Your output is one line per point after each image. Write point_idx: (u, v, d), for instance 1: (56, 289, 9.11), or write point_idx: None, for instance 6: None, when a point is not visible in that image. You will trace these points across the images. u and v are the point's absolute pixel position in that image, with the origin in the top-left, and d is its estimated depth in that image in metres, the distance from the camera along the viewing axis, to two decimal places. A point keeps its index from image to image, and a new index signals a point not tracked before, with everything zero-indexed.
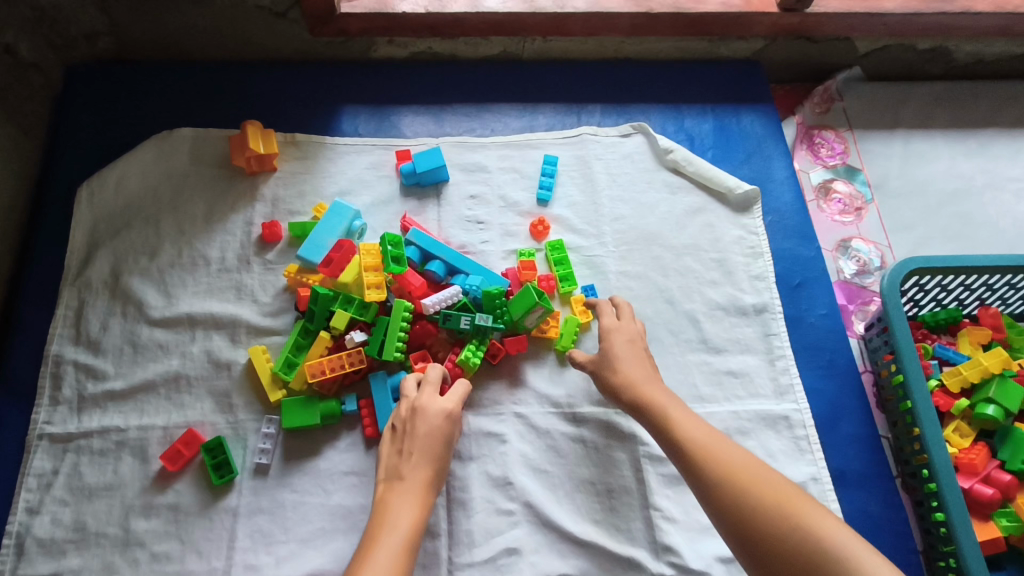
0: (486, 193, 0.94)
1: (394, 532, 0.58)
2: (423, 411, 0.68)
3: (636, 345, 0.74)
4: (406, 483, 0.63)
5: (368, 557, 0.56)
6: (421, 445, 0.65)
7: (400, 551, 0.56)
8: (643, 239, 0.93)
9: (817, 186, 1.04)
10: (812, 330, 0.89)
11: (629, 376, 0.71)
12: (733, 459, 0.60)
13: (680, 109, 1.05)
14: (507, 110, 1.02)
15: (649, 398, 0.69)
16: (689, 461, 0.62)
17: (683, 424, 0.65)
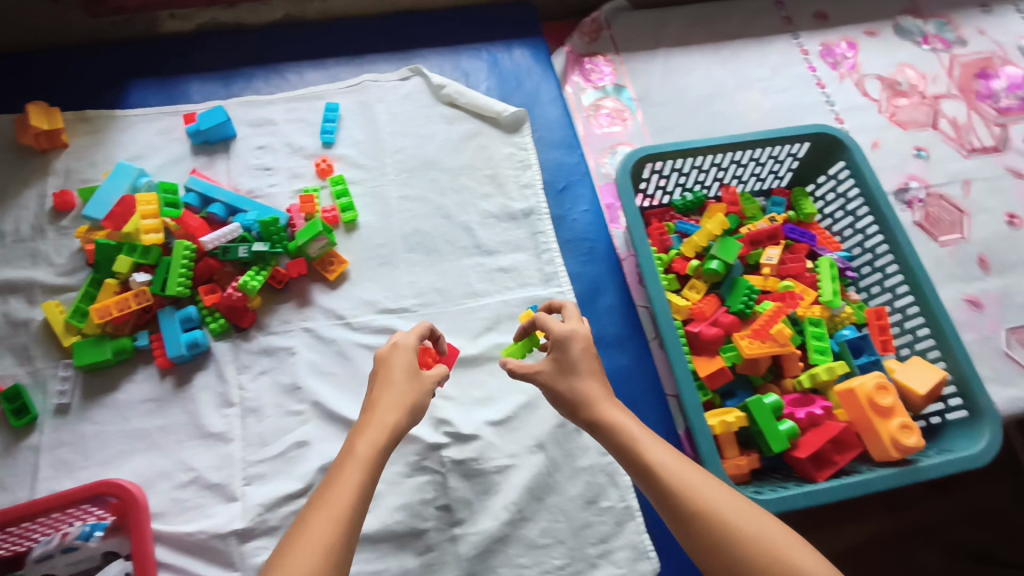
0: (274, 143, 1.02)
1: (358, 457, 0.59)
2: (397, 348, 0.68)
3: (588, 350, 0.69)
4: (376, 418, 0.63)
5: (334, 484, 0.56)
6: (395, 381, 0.66)
7: (362, 478, 0.57)
8: (421, 165, 1.02)
9: (588, 105, 1.16)
10: (574, 226, 1.00)
11: (581, 392, 0.66)
12: (711, 490, 0.58)
13: (457, 50, 1.14)
14: (294, 67, 1.10)
15: (609, 421, 0.64)
16: (664, 490, 0.59)
17: (654, 449, 0.61)
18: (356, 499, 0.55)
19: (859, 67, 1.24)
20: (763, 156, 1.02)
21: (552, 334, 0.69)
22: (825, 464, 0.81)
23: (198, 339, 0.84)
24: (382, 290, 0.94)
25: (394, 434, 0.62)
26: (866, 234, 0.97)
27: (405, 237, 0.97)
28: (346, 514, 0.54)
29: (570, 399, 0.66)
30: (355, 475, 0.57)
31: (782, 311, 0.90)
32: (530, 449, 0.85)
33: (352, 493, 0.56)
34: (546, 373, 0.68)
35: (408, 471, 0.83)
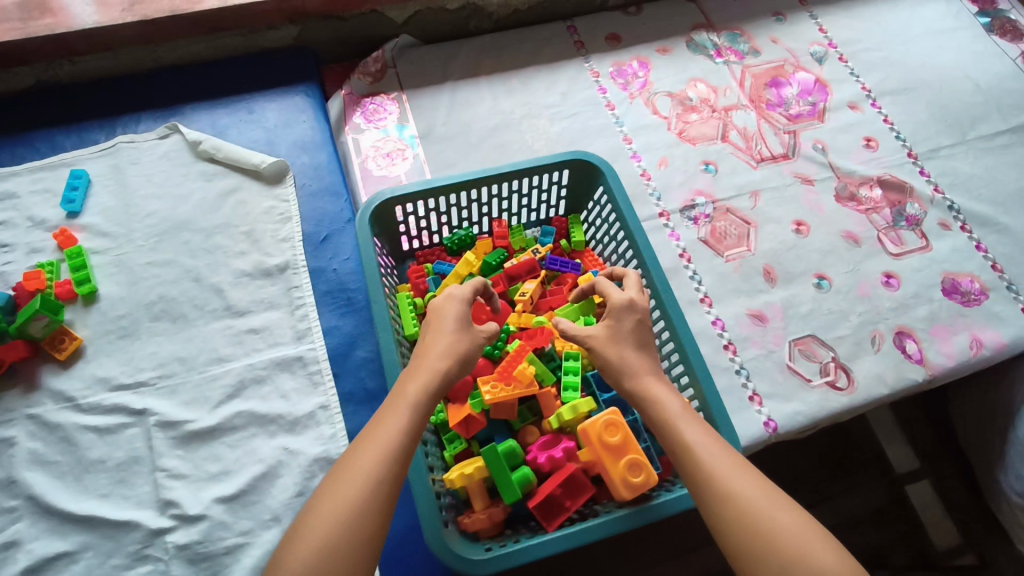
0: (14, 218, 0.97)
1: (408, 397, 0.67)
2: (453, 299, 0.77)
3: (638, 323, 0.77)
4: (425, 366, 0.71)
5: (381, 422, 0.65)
6: (449, 330, 0.74)
7: (410, 416, 0.66)
8: (173, 227, 0.99)
9: (366, 146, 1.11)
10: (334, 276, 0.97)
11: (631, 364, 0.74)
12: (721, 457, 0.65)
13: (216, 104, 1.11)
14: (45, 135, 1.06)
15: (648, 392, 0.72)
16: (689, 456, 0.66)
17: (684, 422, 0.69)
18: (396, 438, 0.64)
19: (650, 85, 1.24)
20: (524, 187, 1.00)
21: (613, 304, 0.78)
22: (558, 510, 0.77)
23: None
24: (118, 364, 0.88)
25: (443, 379, 0.70)
26: (626, 259, 0.96)
27: (150, 305, 0.93)
28: (388, 451, 0.63)
29: (611, 368, 0.75)
30: (394, 419, 0.65)
31: (527, 349, 0.86)
32: (265, 524, 0.80)
33: (393, 431, 0.64)
34: (600, 338, 0.76)
35: (127, 563, 0.77)
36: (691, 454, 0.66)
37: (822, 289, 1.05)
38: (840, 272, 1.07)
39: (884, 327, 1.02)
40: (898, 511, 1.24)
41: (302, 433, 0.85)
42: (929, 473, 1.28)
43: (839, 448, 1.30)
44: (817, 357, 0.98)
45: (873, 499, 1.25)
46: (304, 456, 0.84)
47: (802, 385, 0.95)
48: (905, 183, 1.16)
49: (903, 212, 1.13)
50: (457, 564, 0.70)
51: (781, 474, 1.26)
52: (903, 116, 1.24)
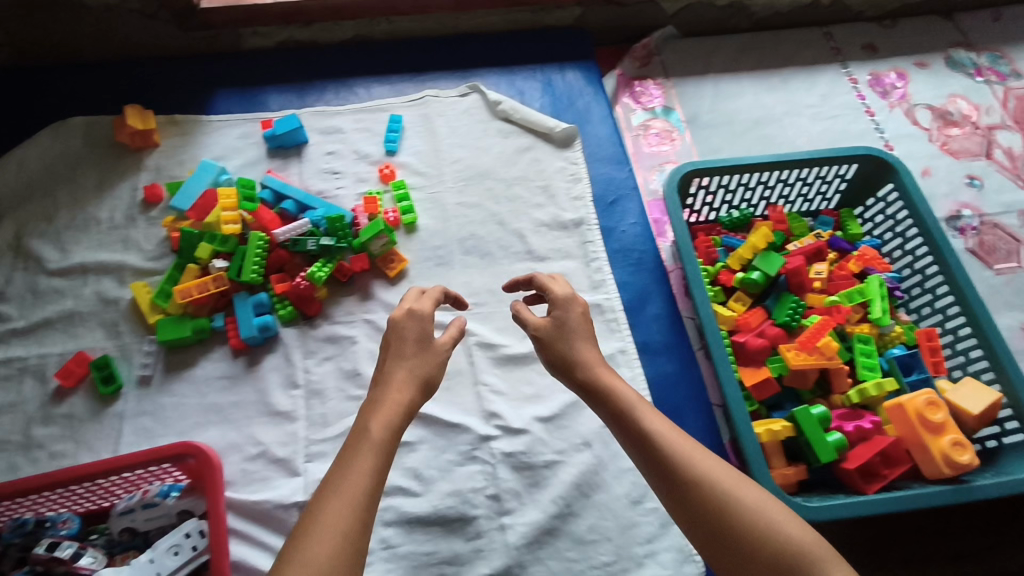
0: (342, 149, 1.09)
1: (373, 436, 0.62)
2: (413, 316, 0.72)
3: (586, 317, 0.76)
4: (388, 399, 0.66)
5: (348, 463, 0.60)
6: (408, 356, 0.70)
7: (382, 452, 0.62)
8: (478, 175, 1.08)
9: (637, 125, 1.20)
10: (623, 236, 1.05)
11: (584, 359, 0.72)
12: (686, 444, 0.64)
13: (513, 70, 1.20)
14: (362, 82, 1.17)
15: (606, 383, 0.70)
16: (650, 448, 0.65)
17: (644, 411, 0.67)
18: (371, 472, 0.60)
19: (909, 97, 1.25)
20: (810, 176, 1.05)
21: (560, 304, 0.76)
22: (873, 477, 0.82)
23: (268, 323, 0.91)
24: (438, 288, 0.98)
25: (406, 411, 0.66)
26: (916, 255, 0.98)
27: (461, 240, 1.03)
28: (372, 482, 0.60)
29: (562, 357, 0.73)
30: (373, 455, 0.61)
31: (829, 324, 0.91)
32: (577, 446, 0.88)
33: (367, 468, 0.60)
34: (566, 331, 0.74)
35: (460, 460, 0.87)
36: (646, 436, 0.65)
37: None
38: None
39: None
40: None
41: None
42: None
43: None
44: None
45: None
46: None
47: None
48: None
49: None
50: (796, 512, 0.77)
51: None
52: None
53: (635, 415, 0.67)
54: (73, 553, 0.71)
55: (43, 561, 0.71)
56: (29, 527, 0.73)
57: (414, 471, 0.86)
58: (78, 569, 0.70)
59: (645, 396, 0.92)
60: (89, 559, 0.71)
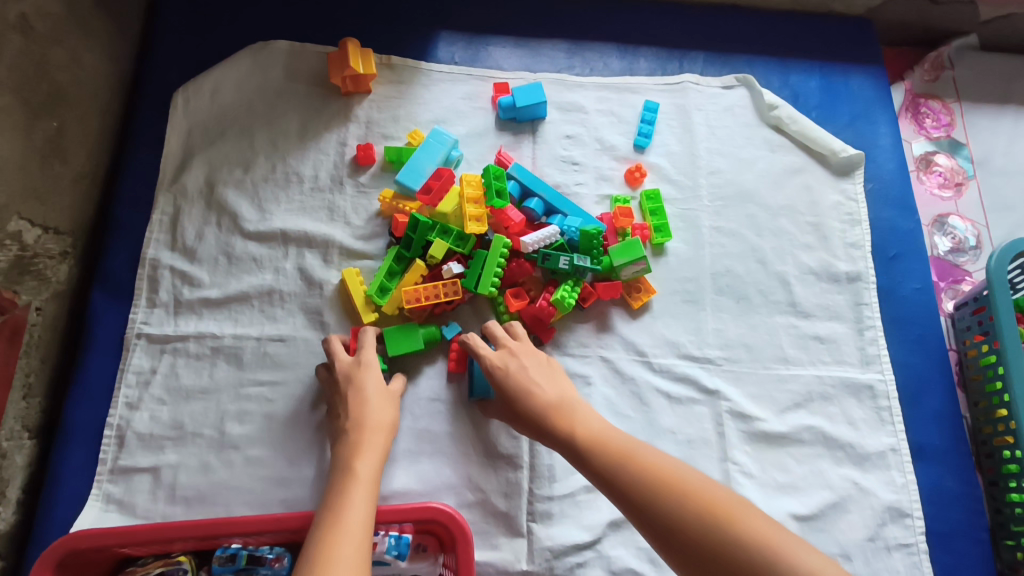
0: (582, 135, 0.92)
1: (358, 476, 0.59)
2: (368, 364, 0.70)
3: (532, 359, 0.69)
4: (364, 440, 0.63)
5: (342, 504, 0.56)
6: (369, 396, 0.67)
7: (370, 493, 0.57)
8: (740, 195, 0.91)
9: (918, 157, 1.01)
10: (903, 304, 0.87)
11: (533, 396, 0.64)
12: (635, 459, 0.56)
13: (787, 64, 1.01)
14: (608, 50, 0.99)
15: (560, 418, 0.62)
16: (604, 474, 0.56)
17: (591, 437, 0.59)
18: (365, 512, 0.55)
19: None
20: None
21: (508, 344, 0.70)
22: None
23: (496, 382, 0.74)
24: (686, 331, 0.83)
25: (385, 452, 0.63)
26: None
27: (715, 276, 0.86)
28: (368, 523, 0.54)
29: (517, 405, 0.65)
30: (362, 495, 0.57)
31: None
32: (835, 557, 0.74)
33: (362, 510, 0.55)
34: (513, 372, 0.67)
35: None
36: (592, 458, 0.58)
37: None
38: None
39: None
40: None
41: (872, 471, 0.78)
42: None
43: None
44: None
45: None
46: (877, 500, 0.77)
47: None
48: None
49: None
50: None
51: None
52: None
53: (575, 432, 0.60)
54: None
55: None
56: (242, 564, 0.62)
57: (649, 554, 0.73)
58: None
59: (917, 511, 0.77)
60: None
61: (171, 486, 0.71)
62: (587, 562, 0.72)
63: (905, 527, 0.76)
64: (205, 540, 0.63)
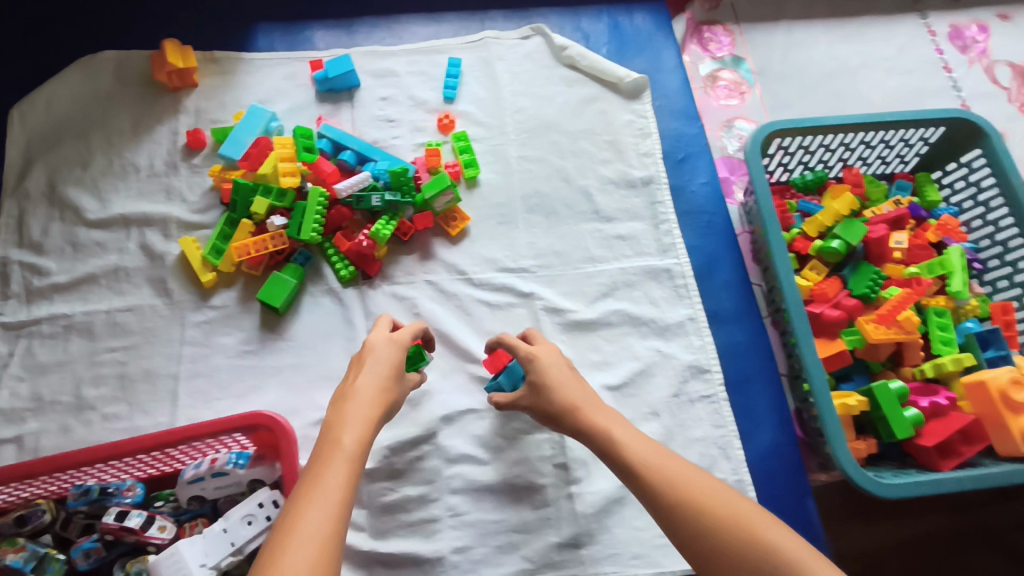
0: (397, 95, 1.02)
1: (342, 448, 0.57)
2: (386, 345, 0.69)
3: (568, 365, 0.72)
4: (348, 412, 0.61)
5: (313, 475, 0.54)
6: (377, 373, 0.66)
7: (353, 470, 0.56)
8: (542, 126, 1.02)
9: (705, 76, 1.13)
10: (693, 197, 0.99)
11: (562, 399, 0.68)
12: (667, 467, 0.59)
13: (578, 11, 1.12)
14: (414, 20, 1.09)
15: (593, 423, 0.65)
16: (639, 482, 0.60)
17: (628, 444, 0.63)
18: (340, 485, 0.54)
19: (989, 53, 1.18)
20: (892, 139, 1.00)
21: (526, 348, 0.73)
22: (950, 455, 0.80)
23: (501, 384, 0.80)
24: (502, 249, 0.94)
25: (371, 426, 0.62)
26: (998, 226, 0.94)
27: (525, 198, 0.97)
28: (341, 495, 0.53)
29: (549, 407, 0.68)
30: (344, 467, 0.56)
31: (910, 299, 0.87)
32: (645, 416, 0.86)
33: (339, 478, 0.55)
34: (550, 372, 0.70)
35: (527, 428, 0.84)
36: (625, 462, 0.61)
37: None
38: None
39: None
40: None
41: (673, 340, 0.90)
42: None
43: None
44: None
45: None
46: (678, 361, 0.89)
47: None
48: None
49: None
50: (875, 489, 0.75)
51: None
52: None
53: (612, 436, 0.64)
54: (143, 523, 0.68)
55: (112, 530, 0.67)
56: (94, 495, 0.69)
57: (480, 439, 0.83)
58: (148, 538, 0.68)
59: (714, 366, 0.89)
60: (159, 527, 0.68)
61: (34, 450, 0.78)
62: (425, 455, 0.81)
63: (704, 380, 0.88)
64: (58, 480, 0.70)
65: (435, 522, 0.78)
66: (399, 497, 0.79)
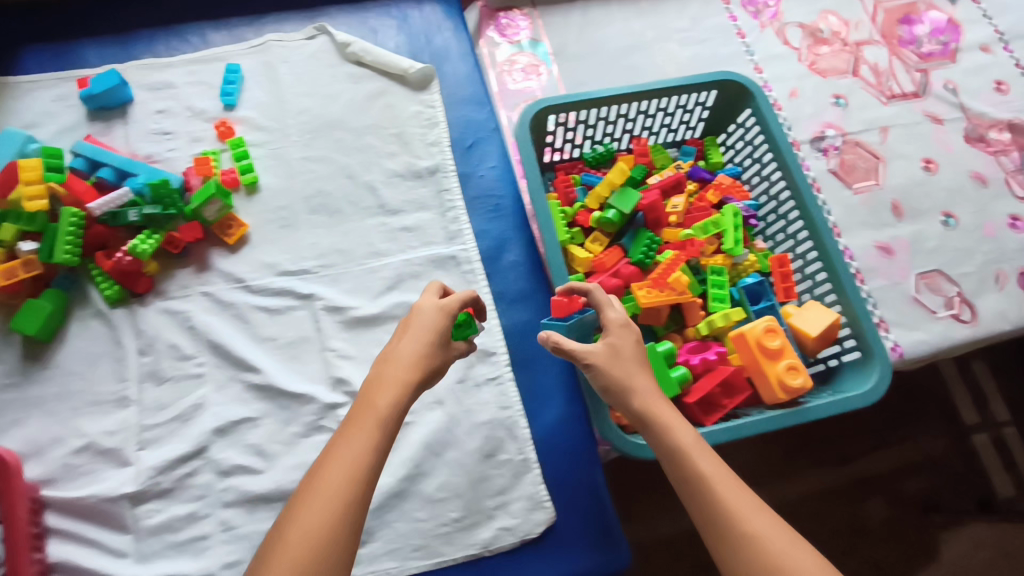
0: (173, 107, 0.99)
1: (376, 411, 0.59)
2: (440, 310, 0.67)
3: (636, 345, 0.69)
4: (389, 374, 0.62)
5: (342, 444, 0.57)
6: (427, 336, 0.65)
7: (380, 437, 0.58)
8: (326, 125, 1.00)
9: (501, 61, 1.13)
10: (482, 181, 0.99)
11: (638, 391, 0.65)
12: (710, 474, 0.59)
13: (365, 8, 1.11)
14: (195, 29, 1.06)
15: (659, 417, 0.64)
16: (694, 487, 0.59)
17: (697, 450, 0.61)
18: (357, 454, 0.56)
19: (781, 16, 1.22)
20: (669, 106, 1.01)
21: (607, 322, 0.70)
22: (715, 409, 0.81)
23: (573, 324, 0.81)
24: (284, 253, 0.92)
25: (415, 391, 0.62)
26: (771, 181, 0.97)
27: (308, 199, 0.96)
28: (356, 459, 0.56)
29: (616, 385, 0.66)
30: (361, 436, 0.57)
31: (679, 260, 0.90)
32: (429, 405, 0.85)
33: (357, 450, 0.56)
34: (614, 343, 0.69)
35: (305, 431, 0.83)
36: (686, 460, 0.61)
37: (950, 227, 1.08)
38: (968, 211, 1.09)
39: (1008, 267, 1.06)
40: (934, 491, 1.25)
41: None
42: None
43: (913, 402, 1.31)
44: (942, 291, 1.03)
45: (908, 487, 1.25)
46: None
47: (927, 316, 1.01)
48: None
49: None
50: (633, 451, 0.76)
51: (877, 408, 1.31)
52: None
53: (672, 432, 0.62)
54: None
55: None
56: None
57: (255, 448, 0.81)
58: None
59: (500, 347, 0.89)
60: None
61: None
62: (196, 470, 0.80)
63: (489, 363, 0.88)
64: None
65: (204, 539, 0.77)
66: (165, 518, 0.77)
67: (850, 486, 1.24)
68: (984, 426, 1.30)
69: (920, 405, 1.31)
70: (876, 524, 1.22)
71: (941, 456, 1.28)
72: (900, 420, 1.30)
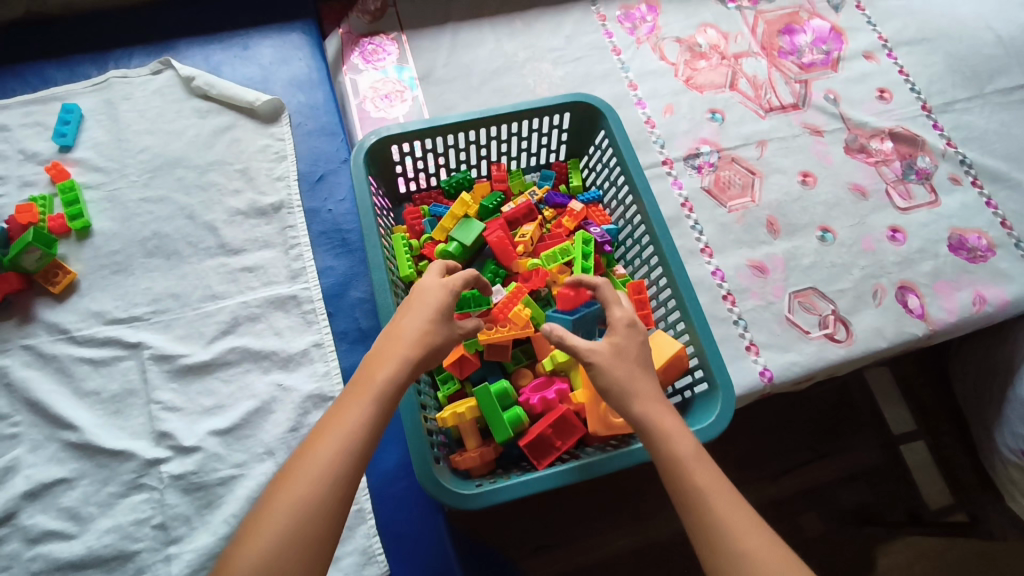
0: (5, 150, 0.96)
1: (376, 389, 0.57)
2: (445, 287, 0.65)
3: (640, 343, 0.66)
4: (392, 351, 0.60)
5: (314, 442, 0.54)
6: (435, 313, 0.63)
7: (365, 421, 0.55)
8: (167, 163, 0.97)
9: (363, 90, 1.05)
10: (329, 217, 0.97)
11: (624, 376, 0.63)
12: (688, 457, 0.57)
13: (212, 39, 1.11)
14: (36, 70, 1.04)
15: (644, 406, 0.61)
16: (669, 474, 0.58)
17: (676, 435, 0.59)
18: (335, 447, 0.53)
19: (658, 30, 1.20)
20: (523, 131, 0.97)
21: (615, 319, 0.67)
22: (549, 450, 0.77)
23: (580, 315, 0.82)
24: (114, 299, 0.88)
25: (416, 368, 0.60)
26: (626, 205, 0.94)
27: (143, 241, 0.92)
28: (350, 444, 0.54)
29: (605, 382, 0.63)
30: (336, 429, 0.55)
31: (522, 292, 0.86)
32: (259, 457, 0.80)
33: (339, 441, 0.54)
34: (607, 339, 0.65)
35: (123, 491, 0.78)
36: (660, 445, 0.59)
37: (826, 242, 1.04)
38: (845, 225, 1.05)
39: (886, 281, 1.00)
40: (872, 504, 1.15)
41: (296, 370, 0.86)
42: (970, 507, 1.05)
43: (836, 409, 1.21)
44: (816, 310, 0.98)
45: (845, 498, 1.15)
46: (297, 393, 0.84)
47: (799, 337, 0.95)
48: (918, 136, 1.12)
49: (913, 166, 1.10)
50: (458, 503, 0.68)
51: (789, 415, 1.20)
52: (919, 67, 1.19)
53: (647, 412, 0.61)
54: None
55: None
56: None
57: (69, 511, 0.76)
58: None
59: (338, 391, 0.85)
60: None
61: None
62: (3, 539, 0.74)
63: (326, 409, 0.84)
64: None
65: None
66: None
67: (780, 502, 1.14)
68: (918, 433, 1.19)
69: (853, 412, 1.21)
70: (814, 537, 1.12)
71: (882, 466, 1.17)
72: (829, 434, 1.19)
